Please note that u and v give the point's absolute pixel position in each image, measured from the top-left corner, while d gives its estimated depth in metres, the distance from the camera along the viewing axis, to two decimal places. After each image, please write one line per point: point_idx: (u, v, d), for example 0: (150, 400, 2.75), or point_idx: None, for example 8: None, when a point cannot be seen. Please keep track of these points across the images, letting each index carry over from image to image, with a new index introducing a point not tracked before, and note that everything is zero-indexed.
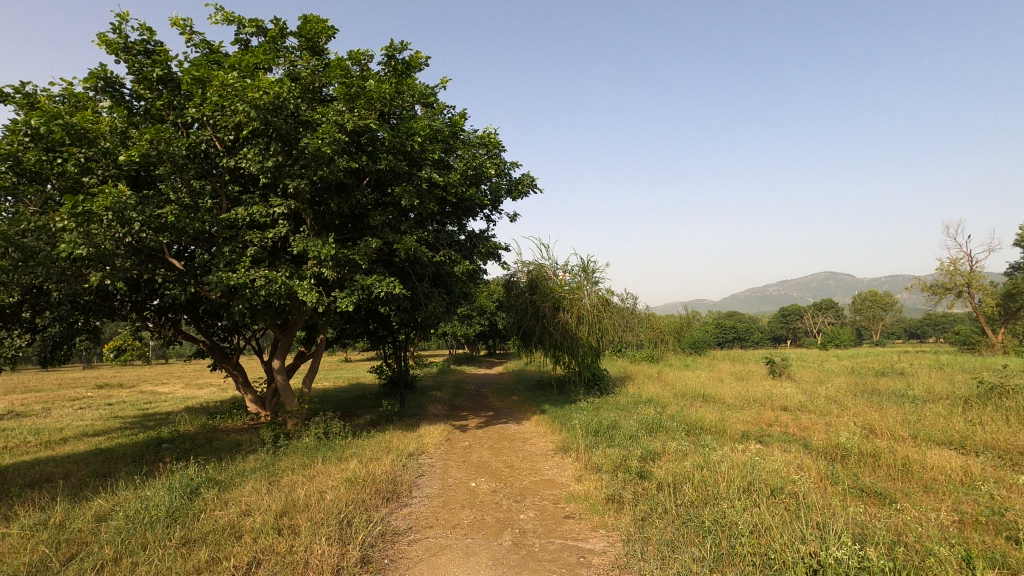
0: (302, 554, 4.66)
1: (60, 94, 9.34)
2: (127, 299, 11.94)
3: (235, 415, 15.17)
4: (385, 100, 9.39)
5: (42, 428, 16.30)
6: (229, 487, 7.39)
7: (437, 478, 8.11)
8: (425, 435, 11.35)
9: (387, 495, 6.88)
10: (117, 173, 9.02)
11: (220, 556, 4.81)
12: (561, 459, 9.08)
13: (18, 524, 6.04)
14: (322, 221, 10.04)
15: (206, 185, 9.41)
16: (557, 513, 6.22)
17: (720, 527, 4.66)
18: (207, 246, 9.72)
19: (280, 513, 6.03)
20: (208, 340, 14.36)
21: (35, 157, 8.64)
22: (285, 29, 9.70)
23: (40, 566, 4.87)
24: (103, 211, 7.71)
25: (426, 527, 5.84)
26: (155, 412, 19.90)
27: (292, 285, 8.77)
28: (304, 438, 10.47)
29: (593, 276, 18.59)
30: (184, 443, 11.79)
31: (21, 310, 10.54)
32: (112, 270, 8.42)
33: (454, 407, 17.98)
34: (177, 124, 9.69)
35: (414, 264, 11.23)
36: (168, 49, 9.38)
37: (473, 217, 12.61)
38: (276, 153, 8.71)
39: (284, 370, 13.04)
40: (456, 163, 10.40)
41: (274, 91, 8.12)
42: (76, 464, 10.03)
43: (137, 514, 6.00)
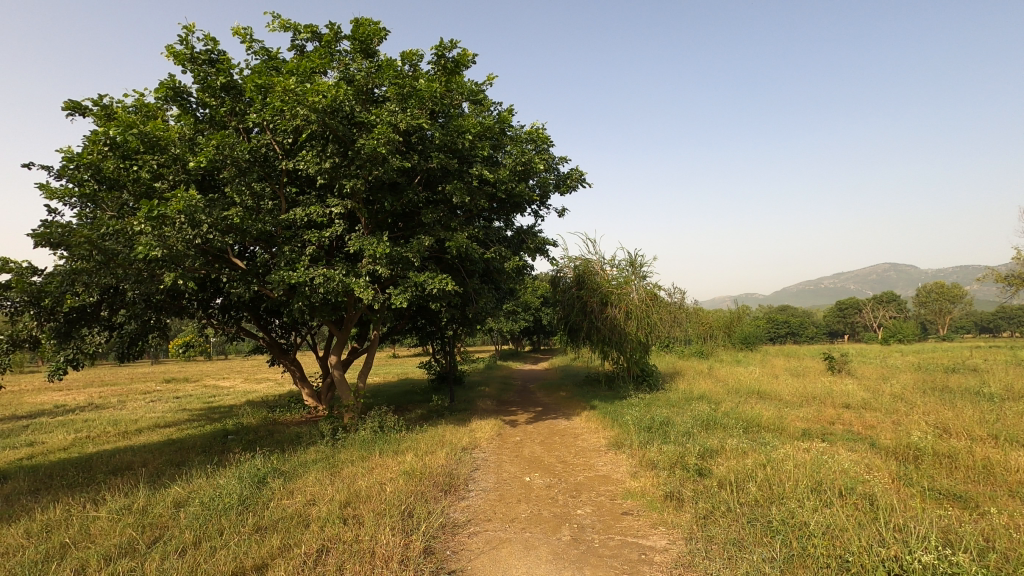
0: (369, 544, 4.80)
1: (133, 105, 9.91)
2: (194, 297, 12.59)
3: (293, 408, 15.73)
4: (436, 99, 9.48)
5: (119, 420, 17.44)
6: (293, 477, 7.71)
7: (492, 472, 8.19)
8: (477, 429, 11.49)
9: (444, 487, 7.00)
10: (186, 177, 9.45)
11: (291, 543, 5.02)
12: (614, 455, 9.02)
13: (106, 508, 6.49)
14: (375, 220, 10.28)
15: (267, 187, 9.78)
16: (615, 509, 6.18)
17: (790, 527, 4.52)
18: (267, 246, 10.08)
19: (344, 503, 6.22)
20: (268, 337, 14.92)
21: (113, 165, 9.26)
22: (339, 33, 9.95)
23: (128, 547, 5.21)
24: (175, 215, 8.14)
25: (484, 520, 5.91)
26: (219, 405, 20.90)
27: (349, 282, 8.99)
28: (361, 431, 10.78)
29: (641, 270, 18.34)
30: (248, 434, 12.35)
31: (101, 309, 11.33)
32: (183, 270, 8.86)
33: (503, 403, 18.11)
34: (238, 130, 10.09)
35: (464, 261, 11.34)
36: (231, 58, 9.78)
37: (521, 214, 12.62)
38: (332, 155, 8.97)
39: (340, 366, 13.45)
40: (505, 159, 10.41)
41: (331, 95, 8.37)
42: (152, 454, 10.65)
43: (212, 502, 6.32)
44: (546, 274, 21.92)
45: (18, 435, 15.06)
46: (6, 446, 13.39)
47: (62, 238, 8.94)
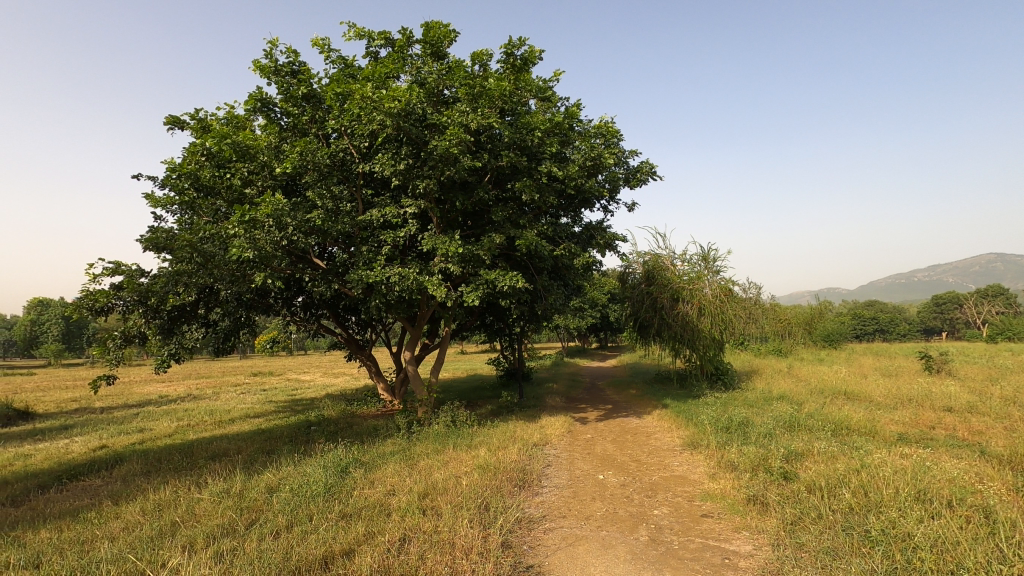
0: (448, 535, 4.92)
1: (225, 118, 10.65)
2: (278, 296, 13.31)
3: (370, 402, 16.37)
4: (505, 97, 9.53)
5: (214, 410, 18.83)
6: (373, 468, 8.03)
7: (564, 468, 8.17)
8: (548, 426, 11.51)
9: (518, 482, 7.05)
10: (272, 183, 10.07)
11: (375, 530, 5.23)
12: (690, 455, 8.77)
13: (208, 491, 7.04)
14: (446, 219, 10.51)
15: (345, 190, 10.23)
16: (694, 511, 6.00)
17: (892, 538, 4.21)
18: (346, 247, 10.52)
19: (422, 494, 6.42)
20: (345, 333, 15.58)
21: (209, 174, 10.00)
22: (411, 38, 10.22)
23: (229, 528, 5.62)
24: (265, 219, 8.69)
25: (559, 516, 5.91)
26: (302, 397, 22.12)
27: (423, 280, 9.21)
28: (434, 425, 11.08)
29: (715, 264, 17.68)
30: (330, 426, 13.00)
31: (198, 307, 12.20)
32: (271, 270, 9.43)
33: (572, 400, 18.03)
34: (319, 136, 10.59)
35: (533, 258, 11.37)
36: (311, 68, 10.29)
37: (589, 209, 12.50)
38: (406, 156, 9.26)
39: (414, 361, 13.83)
40: (574, 155, 10.34)
41: (406, 99, 8.61)
42: (245, 442, 11.43)
43: (300, 489, 6.70)
44: (614, 271, 21.60)
45: (131, 422, 16.65)
46: (120, 431, 14.83)
47: (167, 243, 9.78)
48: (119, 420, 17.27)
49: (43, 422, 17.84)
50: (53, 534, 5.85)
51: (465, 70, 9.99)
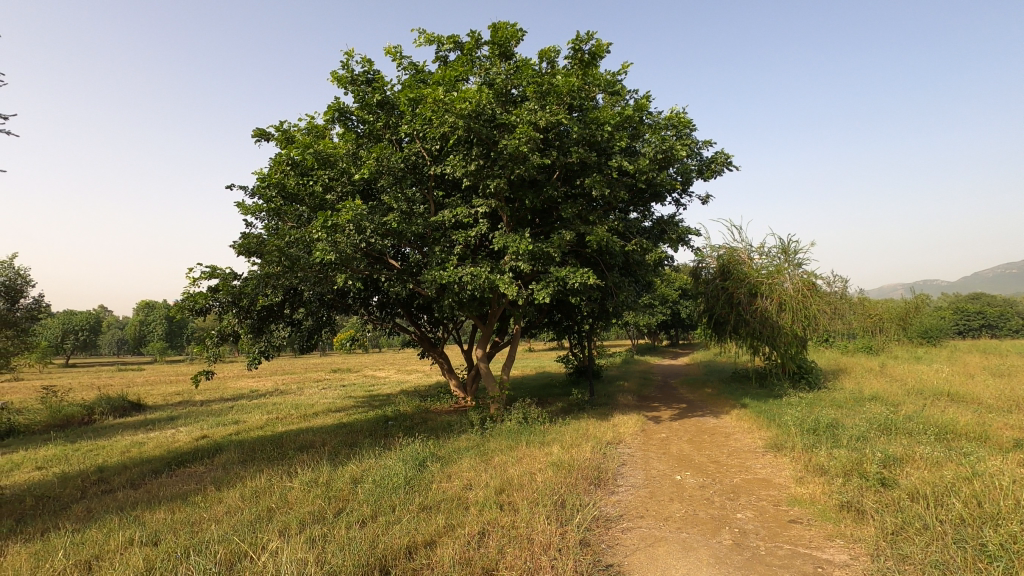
0: (526, 531, 4.97)
1: (306, 128, 11.26)
2: (356, 296, 13.90)
3: (443, 398, 16.79)
4: (573, 93, 9.47)
5: (299, 404, 19.98)
6: (449, 462, 8.24)
7: (639, 468, 8.03)
8: (620, 424, 11.36)
9: (593, 480, 7.01)
10: (350, 189, 10.56)
11: (455, 523, 5.37)
12: (773, 457, 8.38)
13: (298, 480, 7.50)
14: (516, 218, 10.61)
15: (418, 192, 10.57)
16: (781, 516, 5.72)
17: (1013, 554, 3.84)
18: (419, 247, 10.85)
19: (498, 490, 6.52)
20: (419, 331, 16.05)
21: (294, 182, 10.64)
22: (479, 40, 10.36)
23: (319, 515, 5.96)
24: (345, 223, 9.13)
25: (637, 516, 5.82)
26: (378, 393, 23.07)
27: (494, 279, 9.35)
28: (506, 422, 11.20)
29: (795, 257, 16.80)
30: (406, 421, 13.46)
31: (284, 307, 12.94)
32: (351, 272, 9.89)
33: (644, 398, 17.65)
34: (392, 141, 10.98)
35: (603, 254, 11.26)
36: (384, 76, 10.67)
37: (661, 203, 12.20)
38: (477, 157, 9.42)
39: (485, 358, 14.04)
40: (645, 149, 10.12)
41: (476, 100, 8.75)
42: (329, 434, 12.08)
43: (382, 480, 7.00)
44: (687, 267, 20.96)
45: (227, 414, 18.05)
46: (219, 423, 16.10)
47: (257, 248, 10.51)
48: (217, 413, 18.75)
49: (154, 413, 19.69)
50: (167, 514, 6.44)
51: (533, 68, 10.00)
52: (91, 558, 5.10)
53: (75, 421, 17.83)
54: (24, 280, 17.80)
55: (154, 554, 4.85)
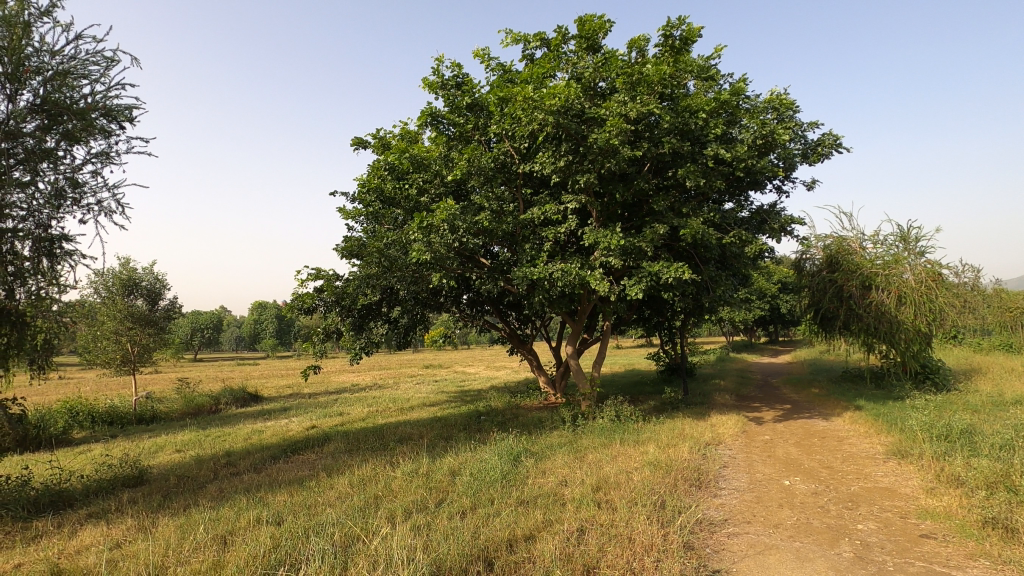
0: (625, 530, 4.89)
1: (400, 134, 11.79)
2: (449, 294, 14.31)
3: (533, 394, 16.91)
4: (665, 81, 9.18)
5: (397, 398, 20.96)
6: (543, 458, 8.29)
7: (743, 471, 7.62)
8: (719, 425, 10.87)
9: (694, 482, 6.75)
10: (443, 190, 10.91)
11: (553, 519, 5.38)
12: (896, 465, 7.63)
13: (401, 470, 7.89)
14: (606, 212, 10.47)
15: (507, 191, 10.73)
16: (910, 530, 5.21)
17: None
18: (509, 245, 11.01)
19: (594, 487, 6.46)
20: (509, 328, 16.25)
21: (392, 186, 11.19)
22: (566, 35, 10.31)
23: (423, 504, 6.22)
24: (440, 224, 9.45)
25: (743, 521, 5.54)
26: (470, 389, 23.68)
27: (585, 275, 9.27)
28: (599, 420, 11.09)
29: (917, 244, 15.25)
30: (498, 416, 13.71)
31: (382, 306, 13.59)
32: (445, 271, 10.24)
33: (744, 398, 16.78)
34: (481, 142, 11.22)
35: (698, 247, 10.84)
36: (473, 79, 10.91)
37: (760, 191, 11.53)
38: (566, 153, 9.38)
39: (575, 355, 13.96)
40: (743, 135, 9.62)
41: (565, 95, 8.72)
42: (426, 428, 12.56)
43: (480, 473, 7.19)
44: (788, 259, 19.65)
45: (333, 407, 19.33)
46: (326, 414, 17.28)
47: (358, 250, 11.14)
48: (323, 405, 20.14)
49: (270, 404, 21.51)
50: (287, 497, 7.02)
51: (621, 59, 9.79)
52: (226, 533, 5.67)
53: (205, 409, 19.88)
54: (161, 284, 20.04)
55: (279, 533, 5.29)
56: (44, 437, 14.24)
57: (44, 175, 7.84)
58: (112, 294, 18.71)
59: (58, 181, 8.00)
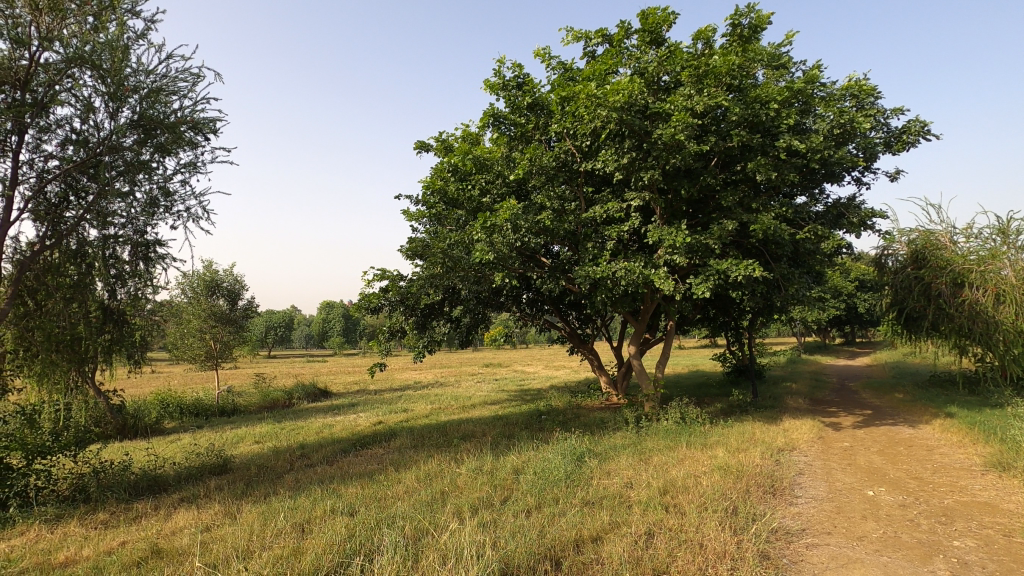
0: (696, 536, 4.76)
1: (462, 136, 11.99)
2: (509, 293, 14.38)
3: (594, 394, 16.72)
4: (734, 72, 8.86)
5: (458, 396, 21.29)
6: (607, 459, 8.19)
7: (821, 478, 7.23)
8: (793, 429, 10.37)
9: (768, 489, 6.47)
10: (505, 190, 11.00)
11: (620, 521, 5.30)
12: (997, 479, 7.01)
13: (466, 467, 8.01)
14: (671, 210, 10.22)
15: (569, 190, 10.68)
16: (1015, 550, 4.77)
17: None
18: (571, 244, 10.94)
19: (662, 490, 6.32)
20: (569, 327, 16.14)
21: (455, 187, 11.39)
22: (629, 29, 10.14)
23: (488, 502, 6.30)
24: (503, 223, 9.52)
25: (823, 532, 5.26)
26: (530, 388, 23.73)
27: (649, 274, 9.07)
28: (664, 421, 10.84)
29: (1018, 237, 13.92)
30: (559, 416, 13.67)
31: (445, 305, 13.83)
32: (507, 270, 10.31)
33: (819, 402, 15.90)
34: (542, 141, 11.22)
35: (769, 244, 10.38)
36: (534, 78, 10.94)
37: (837, 184, 10.91)
38: (629, 149, 9.23)
39: (638, 355, 13.69)
40: (819, 124, 9.14)
41: (628, 91, 8.58)
42: (488, 426, 12.72)
43: (544, 473, 7.20)
44: (868, 255, 18.43)
45: (397, 403, 19.87)
46: (391, 410, 17.82)
47: (422, 250, 11.40)
48: (389, 401, 20.79)
49: (339, 399, 22.41)
50: (358, 489, 7.29)
51: (685, 51, 9.53)
52: (304, 521, 5.96)
53: (279, 403, 20.99)
54: (240, 285, 21.31)
55: (353, 524, 5.50)
56: (140, 425, 15.50)
57: (140, 185, 8.50)
58: (197, 294, 20.08)
59: (152, 191, 8.66)
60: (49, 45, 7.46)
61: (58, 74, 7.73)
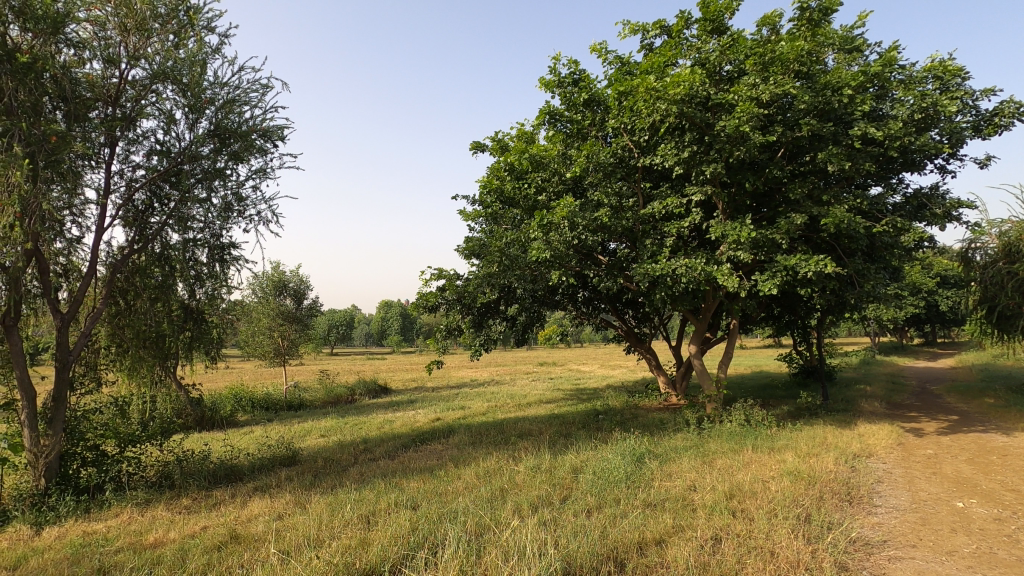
0: (766, 543, 4.57)
1: (518, 135, 12.03)
2: (565, 291, 14.28)
3: (653, 394, 16.38)
4: (803, 58, 8.45)
5: (514, 394, 21.39)
6: (668, 461, 8.00)
7: (902, 487, 6.77)
8: (869, 435, 9.77)
9: (843, 496, 6.13)
10: (562, 188, 10.95)
11: (684, 525, 5.16)
12: None
13: (524, 465, 8.03)
14: (734, 204, 9.85)
15: (626, 186, 10.50)
16: None
17: None
18: (629, 241, 10.75)
19: (728, 494, 6.11)
20: (626, 326, 15.86)
21: (511, 186, 11.45)
22: (689, 19, 9.86)
23: (548, 500, 6.29)
24: (560, 221, 9.49)
25: (906, 544, 4.93)
26: (586, 387, 23.53)
27: (711, 271, 8.78)
28: (727, 423, 10.47)
29: None
30: (617, 416, 13.47)
31: (501, 303, 13.90)
32: (564, 269, 10.25)
33: (897, 406, 14.93)
34: (599, 138, 11.09)
35: (842, 238, 9.82)
36: (590, 74, 10.81)
37: (918, 173, 10.20)
38: (691, 143, 8.98)
39: (699, 355, 13.29)
40: (898, 110, 8.59)
41: (689, 82, 8.35)
42: (544, 424, 12.71)
43: (603, 473, 7.12)
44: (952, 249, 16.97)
45: (454, 401, 20.19)
46: (448, 407, 18.14)
47: (479, 250, 11.53)
48: (446, 398, 21.16)
49: (398, 396, 23.01)
50: (419, 484, 7.45)
51: (749, 39, 9.17)
52: (369, 513, 6.15)
53: (342, 399, 21.78)
54: (305, 284, 22.24)
55: (416, 518, 5.61)
56: (217, 418, 16.47)
57: (216, 191, 9.03)
58: (266, 294, 21.07)
59: (227, 196, 9.17)
60: (136, 63, 8.03)
61: (144, 88, 8.29)
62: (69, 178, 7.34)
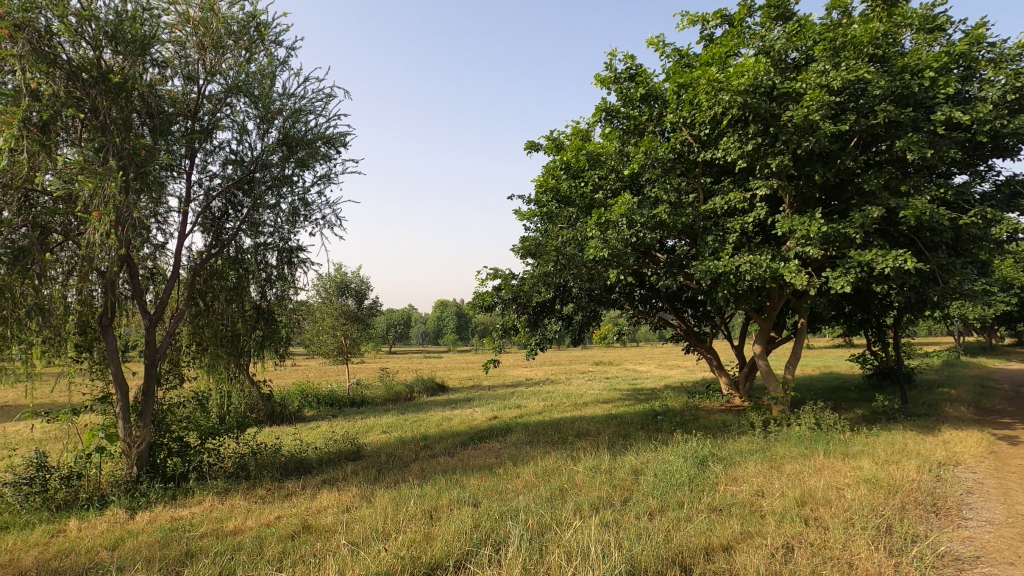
0: (843, 554, 4.35)
1: (573, 133, 11.96)
2: (622, 290, 14.06)
3: (714, 396, 15.86)
4: (877, 40, 7.96)
5: (569, 394, 21.29)
6: (733, 464, 7.74)
7: (995, 499, 6.26)
8: (956, 442, 9.08)
9: (928, 507, 5.74)
10: (618, 185, 10.80)
11: (753, 532, 4.98)
12: None
13: (583, 465, 7.98)
14: (802, 197, 9.40)
15: (686, 181, 10.22)
16: None
17: None
18: (688, 238, 10.46)
19: (799, 501, 5.85)
20: (685, 325, 15.42)
21: (566, 185, 11.40)
22: (751, 7, 9.49)
23: (608, 501, 6.23)
24: (617, 219, 9.36)
25: (1003, 561, 4.56)
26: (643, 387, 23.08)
27: (778, 267, 8.42)
28: (796, 427, 10.01)
29: None
30: (677, 417, 13.15)
31: (557, 302, 13.85)
32: (622, 267, 10.10)
33: (987, 411, 13.80)
34: (657, 133, 10.87)
35: (923, 231, 9.18)
36: (647, 68, 10.61)
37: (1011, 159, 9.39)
38: (755, 135, 8.64)
39: (764, 355, 12.75)
40: (987, 91, 7.95)
41: (753, 71, 8.04)
42: (602, 424, 12.58)
43: (665, 475, 6.97)
44: None
45: (510, 400, 20.30)
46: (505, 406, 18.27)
47: (535, 250, 11.54)
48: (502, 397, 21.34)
49: (455, 394, 23.37)
50: (480, 481, 7.55)
51: (818, 24, 8.73)
52: (432, 508, 6.29)
53: (402, 396, 22.35)
54: (366, 285, 22.97)
55: (478, 515, 5.70)
56: (286, 413, 17.27)
57: (285, 197, 9.46)
58: (330, 295, 21.88)
59: (294, 202, 9.60)
60: (212, 78, 8.55)
61: (219, 102, 8.82)
62: (155, 188, 7.87)
